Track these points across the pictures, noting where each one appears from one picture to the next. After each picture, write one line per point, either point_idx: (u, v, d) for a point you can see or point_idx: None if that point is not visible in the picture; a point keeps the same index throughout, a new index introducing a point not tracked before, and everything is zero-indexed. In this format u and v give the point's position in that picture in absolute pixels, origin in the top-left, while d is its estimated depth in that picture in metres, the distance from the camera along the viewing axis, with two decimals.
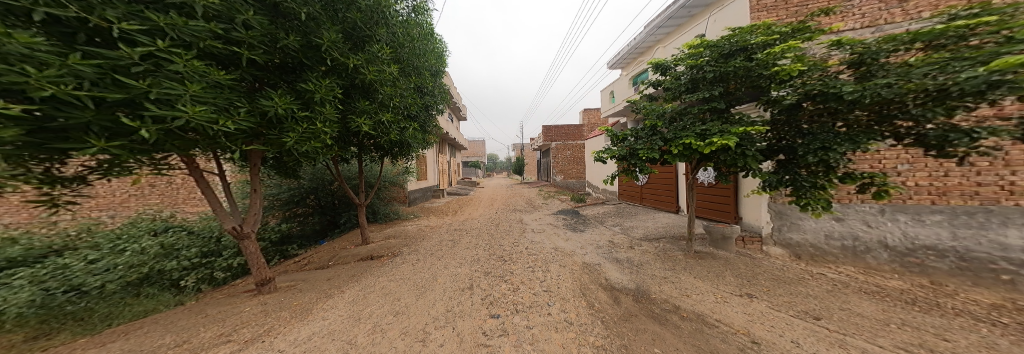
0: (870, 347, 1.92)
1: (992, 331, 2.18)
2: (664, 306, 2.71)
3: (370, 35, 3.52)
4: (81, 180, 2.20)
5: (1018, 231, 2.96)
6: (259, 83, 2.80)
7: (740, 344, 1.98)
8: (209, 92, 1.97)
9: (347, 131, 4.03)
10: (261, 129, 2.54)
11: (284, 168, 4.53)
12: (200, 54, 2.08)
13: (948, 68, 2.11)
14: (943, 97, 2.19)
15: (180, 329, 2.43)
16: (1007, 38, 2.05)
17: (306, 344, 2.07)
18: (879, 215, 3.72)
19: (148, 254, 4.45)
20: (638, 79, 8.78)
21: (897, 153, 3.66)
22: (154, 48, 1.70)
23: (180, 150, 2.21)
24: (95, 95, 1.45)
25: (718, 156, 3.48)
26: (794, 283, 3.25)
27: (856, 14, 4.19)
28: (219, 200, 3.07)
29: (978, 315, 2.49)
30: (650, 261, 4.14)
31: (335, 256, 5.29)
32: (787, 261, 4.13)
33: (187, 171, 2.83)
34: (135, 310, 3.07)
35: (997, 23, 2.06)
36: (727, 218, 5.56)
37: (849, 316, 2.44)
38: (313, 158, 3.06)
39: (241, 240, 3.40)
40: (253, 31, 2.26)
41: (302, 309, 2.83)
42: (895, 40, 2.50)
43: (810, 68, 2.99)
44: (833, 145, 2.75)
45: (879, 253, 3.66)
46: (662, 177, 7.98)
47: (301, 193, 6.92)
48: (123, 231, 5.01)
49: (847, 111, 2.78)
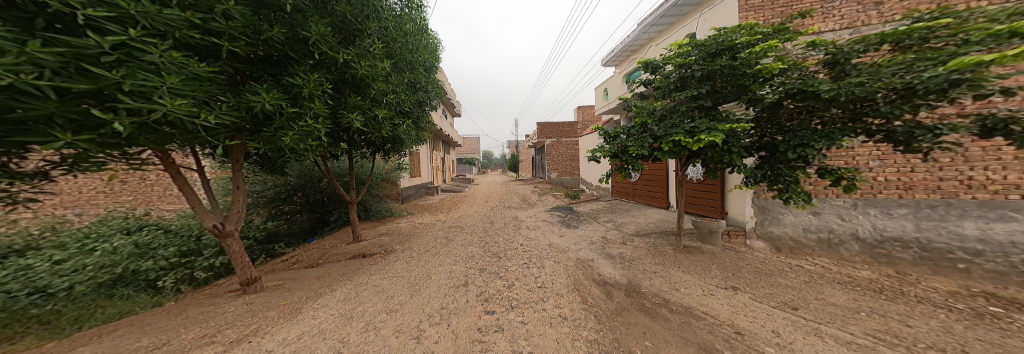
0: (842, 335, 2.06)
1: (949, 317, 2.38)
2: (655, 300, 2.81)
3: (361, 29, 3.40)
4: (43, 176, 2.03)
5: (973, 222, 3.24)
6: (241, 76, 2.66)
7: (725, 334, 2.08)
8: (188, 85, 1.86)
9: (336, 127, 3.91)
10: (245, 124, 2.43)
11: (269, 165, 4.36)
12: (176, 44, 1.94)
13: (914, 68, 2.25)
14: (910, 95, 2.35)
15: (159, 331, 2.32)
16: (963, 40, 2.18)
17: (295, 344, 2.03)
18: (852, 208, 3.94)
19: (121, 254, 4.24)
20: (631, 77, 8.85)
21: (869, 149, 3.89)
22: (126, 37, 1.57)
23: (157, 146, 2.08)
24: (59, 85, 1.33)
25: (706, 152, 3.57)
26: (774, 275, 3.42)
27: (836, 15, 4.35)
28: (199, 198, 2.91)
29: (937, 302, 2.70)
30: (641, 256, 4.27)
31: (326, 254, 5.17)
32: (769, 254, 4.30)
33: (162, 167, 2.65)
34: (109, 312, 2.92)
35: (953, 27, 2.24)
36: (714, 213, 5.74)
37: (824, 306, 2.60)
38: (302, 154, 2.96)
39: (223, 239, 3.25)
40: (234, 22, 2.11)
41: (290, 308, 2.76)
42: (866, 41, 2.64)
43: (789, 68, 3.11)
44: (812, 141, 2.87)
45: (851, 245, 3.90)
46: (654, 174, 8.16)
47: (288, 190, 6.71)
48: (92, 231, 4.71)
49: (823, 108, 2.91)
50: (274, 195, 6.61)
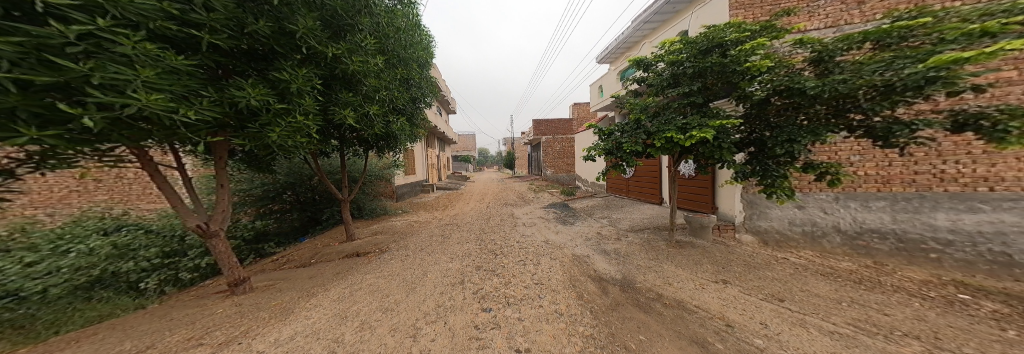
0: (825, 325, 2.16)
1: (922, 304, 2.52)
2: (649, 294, 2.87)
3: (352, 24, 3.30)
4: (7, 175, 1.90)
5: (944, 214, 3.42)
6: (223, 70, 2.52)
7: (715, 327, 2.15)
8: (165, 79, 1.76)
9: (327, 124, 3.79)
10: (229, 120, 2.33)
11: (256, 163, 4.22)
12: (152, 36, 1.83)
13: (894, 66, 2.33)
14: (889, 92, 2.47)
15: (142, 334, 2.25)
16: (939, 40, 2.30)
17: (288, 345, 2.00)
18: (833, 202, 4.10)
19: (98, 255, 4.05)
20: (625, 74, 8.89)
21: (850, 145, 4.04)
22: (94, 27, 1.46)
23: (133, 143, 1.97)
24: (18, 77, 1.23)
25: (697, 149, 3.62)
26: (762, 268, 3.54)
27: (821, 14, 4.43)
28: (181, 196, 2.79)
29: (912, 291, 2.85)
30: (636, 251, 4.34)
31: (318, 254, 5.07)
32: (756, 248, 4.44)
33: (140, 164, 2.51)
34: (87, 316, 2.80)
35: (930, 26, 2.33)
36: (705, 208, 5.87)
37: (809, 297, 2.71)
38: (291, 152, 2.86)
39: (208, 239, 3.13)
40: (216, 14, 2.00)
41: (282, 309, 2.70)
42: (849, 40, 2.71)
43: (776, 65, 3.17)
44: (798, 137, 2.95)
45: (833, 237, 4.07)
46: (648, 171, 8.26)
47: (277, 188, 6.53)
48: (65, 231, 4.47)
49: (808, 105, 3.00)
50: (262, 193, 6.41)
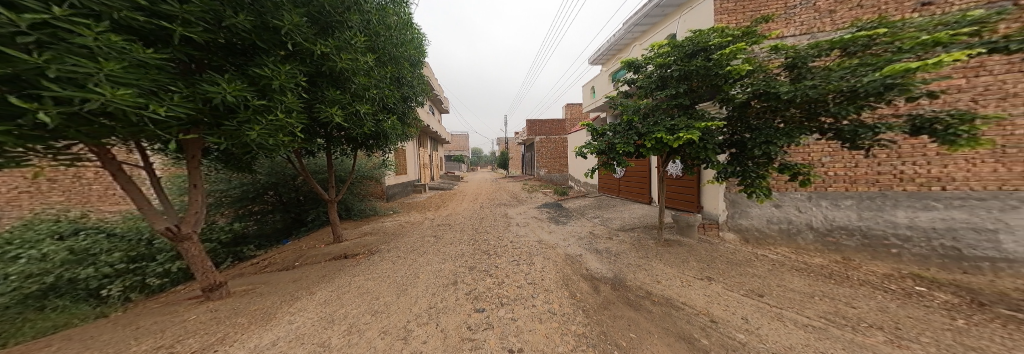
0: (800, 318, 2.30)
1: (885, 297, 2.73)
2: (638, 292, 2.96)
3: (341, 21, 3.18)
4: None
5: (903, 212, 3.71)
6: (197, 65, 2.35)
7: (700, 323, 2.25)
8: (132, 72, 1.62)
9: (313, 122, 3.63)
10: (203, 117, 2.17)
11: (235, 162, 4.00)
12: (116, 27, 1.68)
13: (858, 73, 2.50)
14: (854, 97, 2.64)
15: (104, 344, 2.08)
16: (897, 48, 2.46)
17: (269, 352, 1.91)
18: (807, 200, 4.36)
19: (52, 261, 3.71)
20: (616, 76, 9.04)
21: (822, 146, 4.30)
22: (49, 15, 1.32)
23: (96, 141, 1.81)
24: None
25: (684, 149, 3.73)
26: (743, 265, 3.71)
27: (796, 21, 4.68)
28: (148, 197, 2.58)
29: (875, 284, 3.08)
30: (626, 250, 4.45)
31: (302, 256, 4.87)
32: (738, 245, 4.66)
33: (100, 163, 2.30)
34: (40, 327, 2.58)
35: (890, 36, 2.50)
36: (691, 207, 6.11)
37: (785, 292, 2.88)
38: (272, 150, 2.71)
39: (179, 242, 2.92)
40: (191, 6, 1.86)
41: (262, 314, 2.57)
42: (819, 47, 2.86)
43: (755, 70, 3.31)
44: (774, 139, 3.11)
45: (806, 234, 4.33)
46: (637, 172, 8.47)
47: (257, 189, 6.21)
48: (14, 235, 4.07)
49: (784, 108, 3.14)
50: (241, 194, 6.08)
